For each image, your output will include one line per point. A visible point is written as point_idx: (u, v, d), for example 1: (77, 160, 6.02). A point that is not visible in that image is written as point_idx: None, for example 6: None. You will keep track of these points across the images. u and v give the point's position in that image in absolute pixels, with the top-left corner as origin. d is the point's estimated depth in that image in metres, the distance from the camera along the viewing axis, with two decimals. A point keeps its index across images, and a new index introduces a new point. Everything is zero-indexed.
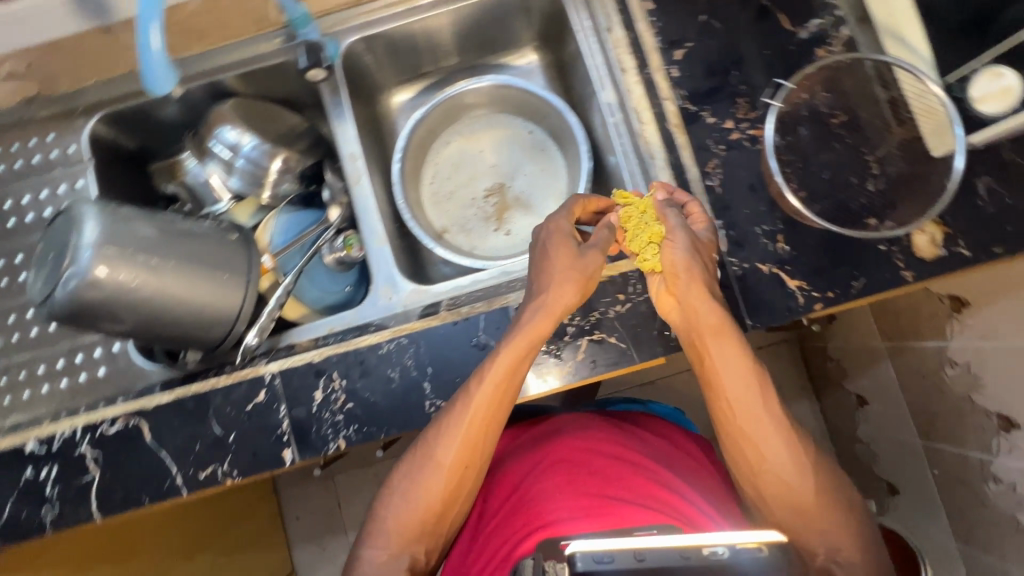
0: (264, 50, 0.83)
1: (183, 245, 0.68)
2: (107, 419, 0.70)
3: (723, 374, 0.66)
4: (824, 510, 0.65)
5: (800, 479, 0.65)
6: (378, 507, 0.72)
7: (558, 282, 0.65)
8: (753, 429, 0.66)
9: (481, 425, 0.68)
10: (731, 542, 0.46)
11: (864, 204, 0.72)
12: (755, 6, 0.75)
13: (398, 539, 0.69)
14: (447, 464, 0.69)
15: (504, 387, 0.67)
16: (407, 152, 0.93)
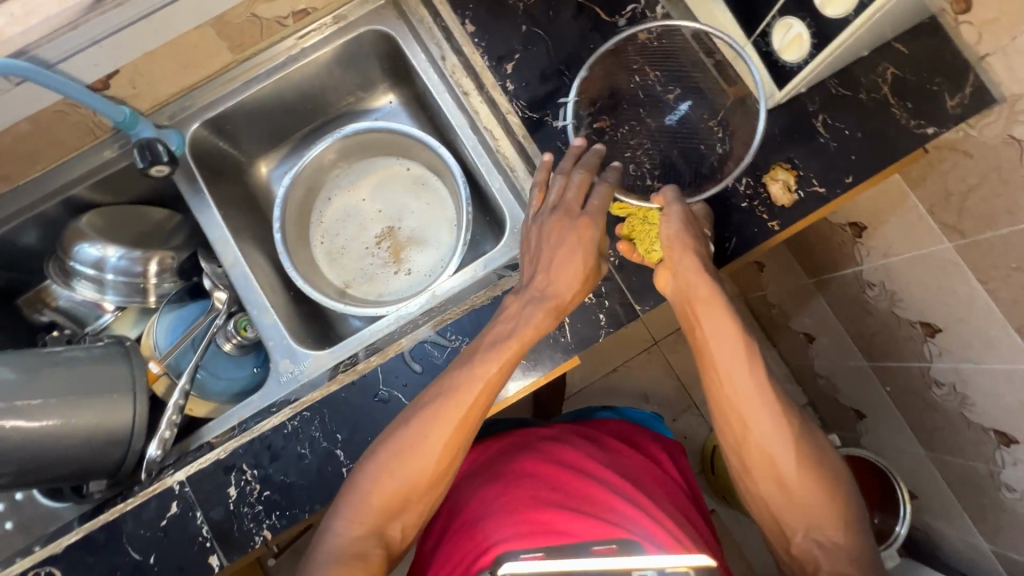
0: (109, 157, 0.81)
1: (51, 377, 0.65)
2: (17, 574, 0.67)
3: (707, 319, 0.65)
4: (811, 472, 0.64)
5: (788, 442, 0.64)
6: (342, 495, 0.63)
7: (554, 266, 0.65)
8: (743, 393, 0.65)
9: (468, 424, 0.64)
10: (662, 567, 0.55)
11: (719, 166, 0.74)
12: (570, 5, 0.77)
13: (372, 517, 0.62)
14: (436, 462, 0.63)
15: (491, 390, 0.64)
16: (286, 219, 0.91)
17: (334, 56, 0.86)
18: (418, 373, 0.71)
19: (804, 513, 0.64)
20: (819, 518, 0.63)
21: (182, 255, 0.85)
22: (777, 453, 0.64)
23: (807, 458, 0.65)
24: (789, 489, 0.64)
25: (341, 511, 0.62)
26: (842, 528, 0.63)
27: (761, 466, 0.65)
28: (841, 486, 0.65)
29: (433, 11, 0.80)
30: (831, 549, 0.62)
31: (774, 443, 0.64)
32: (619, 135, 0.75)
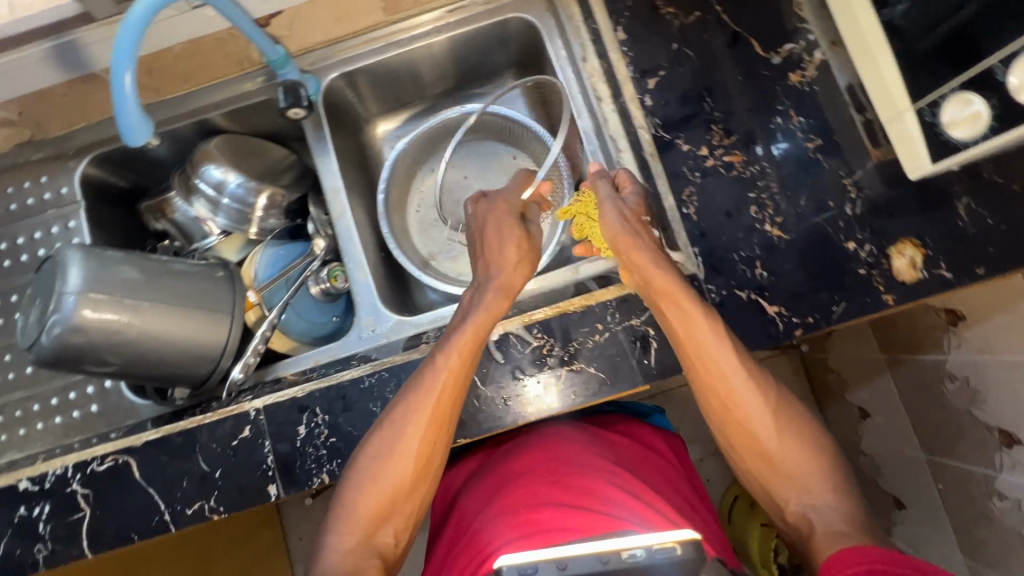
0: (248, 89, 0.85)
1: (168, 284, 0.69)
2: (97, 457, 0.72)
3: (692, 322, 0.64)
4: (791, 445, 0.67)
5: (764, 415, 0.67)
6: (337, 507, 0.68)
7: (508, 266, 0.71)
8: (722, 378, 0.67)
9: (448, 418, 0.67)
10: (651, 545, 0.58)
11: (844, 227, 0.71)
12: (726, 33, 0.75)
13: (365, 525, 0.67)
14: (415, 461, 0.67)
15: (467, 370, 0.67)
16: (392, 182, 0.94)
17: (474, 35, 0.87)
18: (499, 362, 0.71)
19: (792, 482, 0.66)
20: (807, 484, 0.66)
21: (292, 196, 0.89)
22: (753, 427, 0.67)
23: (783, 428, 0.68)
24: (773, 462, 0.67)
25: (337, 523, 0.67)
26: (831, 491, 0.65)
27: (751, 442, 0.68)
28: (825, 448, 0.68)
29: (586, 11, 0.80)
30: (823, 515, 0.63)
31: (749, 414, 0.67)
32: (746, 173, 0.73)
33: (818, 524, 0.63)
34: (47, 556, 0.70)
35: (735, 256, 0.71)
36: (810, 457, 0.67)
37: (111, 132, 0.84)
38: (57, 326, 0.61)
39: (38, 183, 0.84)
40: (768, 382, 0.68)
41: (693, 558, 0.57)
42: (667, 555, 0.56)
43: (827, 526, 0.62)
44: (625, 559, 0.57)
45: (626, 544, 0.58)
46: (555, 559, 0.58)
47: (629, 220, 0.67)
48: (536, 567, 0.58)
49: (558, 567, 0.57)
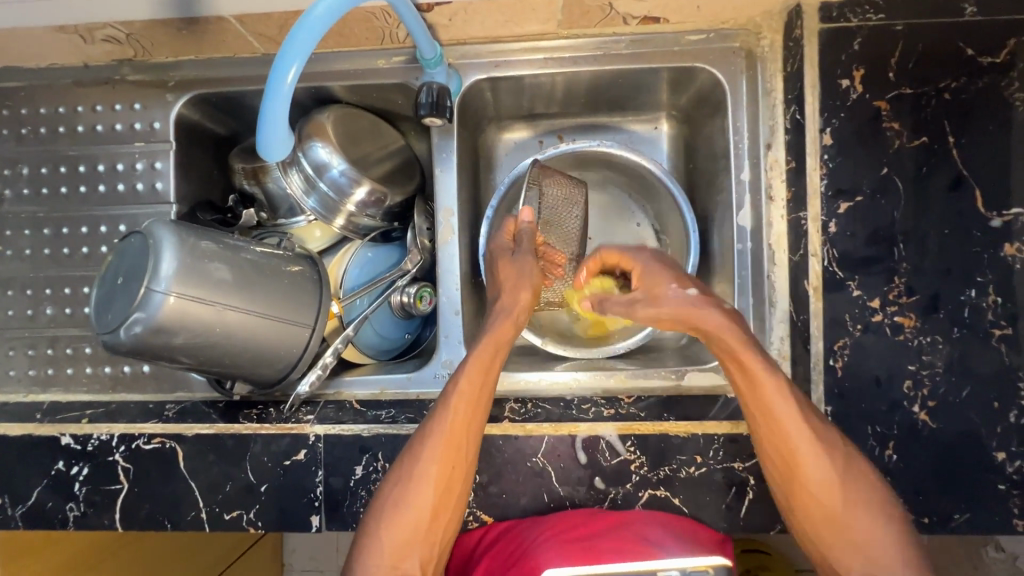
0: (382, 67, 0.74)
1: (255, 286, 0.62)
2: (145, 434, 0.68)
3: (766, 419, 0.56)
4: (854, 501, 0.55)
5: (827, 471, 0.55)
6: (361, 540, 0.60)
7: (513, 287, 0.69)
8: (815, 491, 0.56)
9: (465, 438, 0.61)
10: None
11: (1001, 434, 0.62)
12: (948, 172, 0.63)
13: (390, 552, 0.58)
14: (438, 486, 0.60)
15: (487, 386, 0.63)
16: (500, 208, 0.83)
17: (647, 73, 0.75)
18: (580, 463, 0.66)
19: (858, 550, 0.54)
20: (874, 555, 0.53)
21: (396, 197, 0.78)
22: (814, 485, 0.56)
23: (847, 487, 0.55)
24: (838, 525, 0.55)
25: (364, 553, 0.58)
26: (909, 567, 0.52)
27: (805, 501, 0.56)
28: (898, 521, 0.55)
29: (792, 92, 0.68)
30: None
31: (811, 470, 0.55)
32: (914, 342, 0.63)
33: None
34: (77, 518, 0.68)
35: (869, 429, 0.64)
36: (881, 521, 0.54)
37: (220, 75, 0.74)
38: (139, 323, 0.54)
39: (130, 108, 0.76)
40: (834, 440, 0.57)
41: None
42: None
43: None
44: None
45: None
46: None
47: (674, 287, 0.60)
48: None
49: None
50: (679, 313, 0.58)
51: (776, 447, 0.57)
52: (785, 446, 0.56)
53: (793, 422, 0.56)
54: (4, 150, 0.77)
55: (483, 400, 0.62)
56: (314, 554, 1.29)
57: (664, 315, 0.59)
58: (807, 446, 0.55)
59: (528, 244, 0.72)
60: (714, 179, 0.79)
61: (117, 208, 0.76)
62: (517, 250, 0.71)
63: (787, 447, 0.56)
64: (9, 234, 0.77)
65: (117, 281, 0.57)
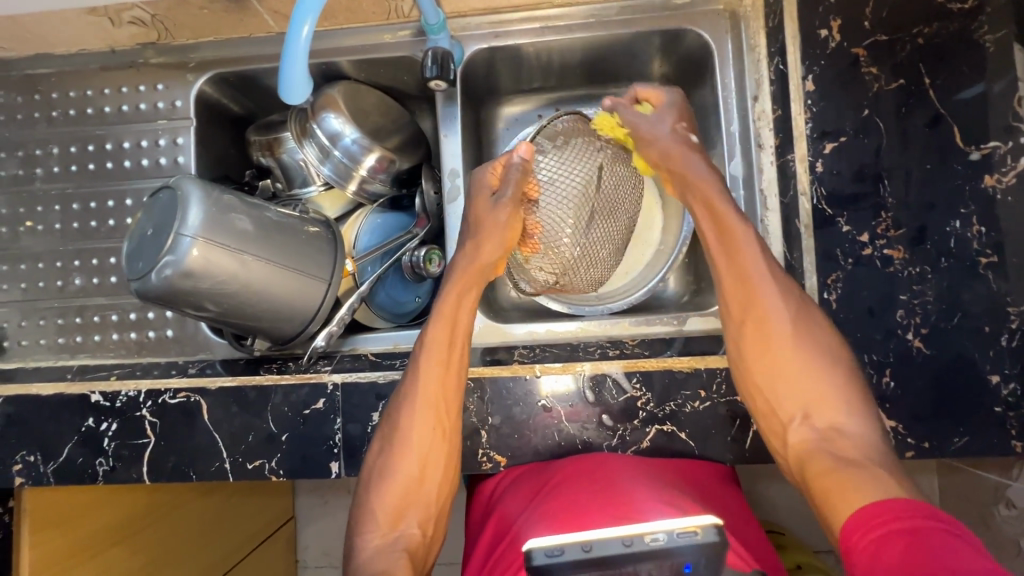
0: (388, 42, 0.79)
1: (276, 240, 0.66)
2: (170, 389, 0.71)
3: (721, 248, 0.64)
4: (823, 356, 0.60)
5: (783, 319, 0.61)
6: (359, 513, 0.63)
7: (483, 238, 0.68)
8: (773, 326, 0.61)
9: (442, 407, 0.63)
10: (671, 530, 0.44)
11: (992, 357, 0.64)
12: (926, 110, 0.66)
13: (385, 516, 0.61)
14: (419, 453, 0.62)
15: (457, 342, 0.66)
16: None
17: (636, 37, 0.79)
18: (588, 402, 0.68)
19: (803, 398, 0.60)
20: (824, 398, 0.59)
21: (405, 164, 0.82)
22: (773, 329, 0.61)
23: (807, 343, 0.61)
24: (789, 376, 0.60)
25: (363, 522, 0.62)
26: (852, 416, 0.57)
27: (767, 349, 0.61)
28: (848, 369, 0.60)
29: (775, 45, 0.73)
30: (849, 439, 0.56)
31: (772, 318, 0.61)
32: (904, 273, 0.66)
33: (824, 454, 0.56)
34: (105, 472, 0.71)
35: (865, 358, 0.66)
36: (830, 373, 0.59)
37: (237, 54, 0.79)
38: (169, 267, 0.58)
39: (152, 89, 0.81)
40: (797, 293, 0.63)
41: (712, 544, 0.43)
42: (690, 540, 0.43)
43: (858, 448, 0.55)
44: (645, 542, 0.43)
45: (648, 526, 0.45)
46: (581, 539, 0.44)
47: (679, 132, 0.68)
48: (563, 550, 0.44)
49: (583, 548, 0.44)
50: (697, 187, 0.65)
51: (735, 285, 0.63)
52: (745, 291, 0.63)
53: (759, 273, 0.62)
54: (35, 132, 0.82)
55: (456, 358, 0.65)
56: (327, 548, 1.29)
57: (669, 164, 0.67)
58: (770, 283, 0.62)
59: (513, 187, 0.67)
60: (706, 140, 0.83)
61: (142, 182, 0.81)
62: (501, 193, 0.67)
63: (749, 290, 0.63)
64: (40, 210, 0.82)
65: (147, 232, 0.60)
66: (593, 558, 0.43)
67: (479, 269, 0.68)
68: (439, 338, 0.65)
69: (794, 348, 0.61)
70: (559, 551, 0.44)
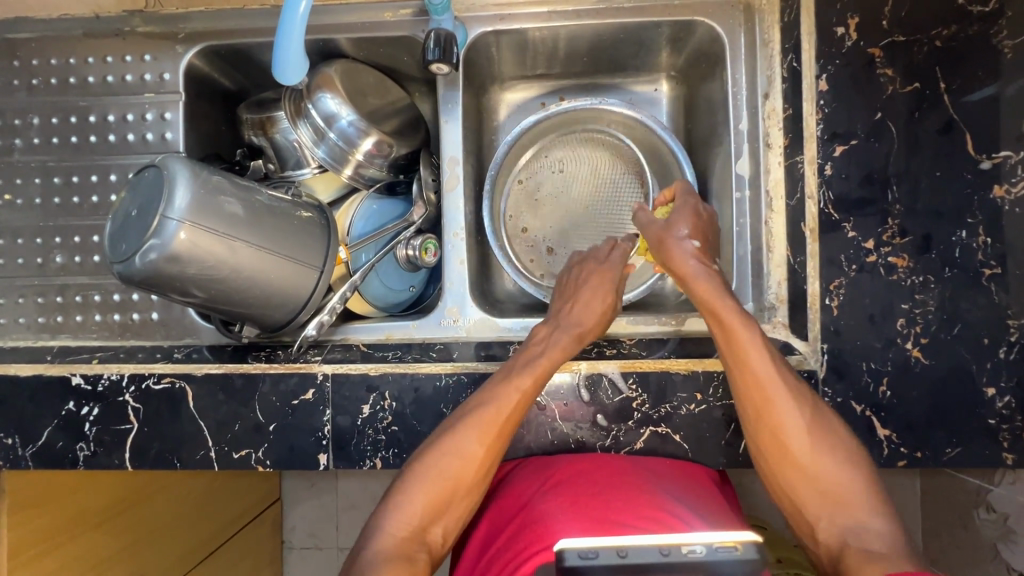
0: (389, 20, 0.76)
1: (267, 225, 0.63)
2: (155, 374, 0.69)
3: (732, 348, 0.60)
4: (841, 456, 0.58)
5: (801, 421, 0.59)
6: (386, 504, 0.59)
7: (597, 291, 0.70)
8: (787, 415, 0.59)
9: (507, 429, 0.61)
10: (710, 543, 0.45)
11: (989, 369, 0.64)
12: (940, 116, 0.65)
13: (416, 515, 0.58)
14: (473, 465, 0.60)
15: (546, 372, 0.64)
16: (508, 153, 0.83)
17: (645, 27, 0.77)
18: (583, 401, 0.67)
19: (830, 500, 0.57)
20: (847, 501, 0.56)
21: (402, 150, 0.80)
22: (792, 436, 0.59)
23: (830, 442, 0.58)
24: (810, 475, 0.58)
25: (387, 511, 0.59)
26: (875, 512, 0.55)
27: (790, 454, 0.59)
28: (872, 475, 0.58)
29: (789, 42, 0.70)
30: (870, 534, 0.54)
31: (786, 424, 0.59)
32: (907, 281, 0.65)
33: (854, 546, 0.53)
34: (87, 457, 0.69)
35: (863, 366, 0.66)
36: (853, 474, 0.57)
37: (228, 26, 0.75)
38: (153, 251, 0.55)
39: (139, 60, 0.77)
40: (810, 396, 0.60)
41: (753, 559, 0.43)
42: (730, 555, 0.43)
43: (876, 544, 0.52)
44: (683, 554, 0.43)
45: (684, 539, 0.46)
46: (616, 545, 0.44)
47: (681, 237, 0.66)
48: (598, 554, 0.44)
49: (617, 554, 0.44)
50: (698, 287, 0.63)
51: (749, 388, 0.60)
52: (761, 390, 0.59)
53: (772, 371, 0.60)
54: (14, 101, 0.78)
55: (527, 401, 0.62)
56: (314, 530, 1.29)
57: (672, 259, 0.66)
58: (787, 382, 0.60)
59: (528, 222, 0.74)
60: (713, 136, 0.82)
61: (127, 158, 0.78)
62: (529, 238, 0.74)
63: (767, 390, 0.60)
64: (20, 183, 0.78)
65: (130, 212, 0.58)
66: (628, 564, 0.43)
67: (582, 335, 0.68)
68: (527, 379, 0.63)
69: (813, 449, 0.58)
70: (593, 554, 0.44)
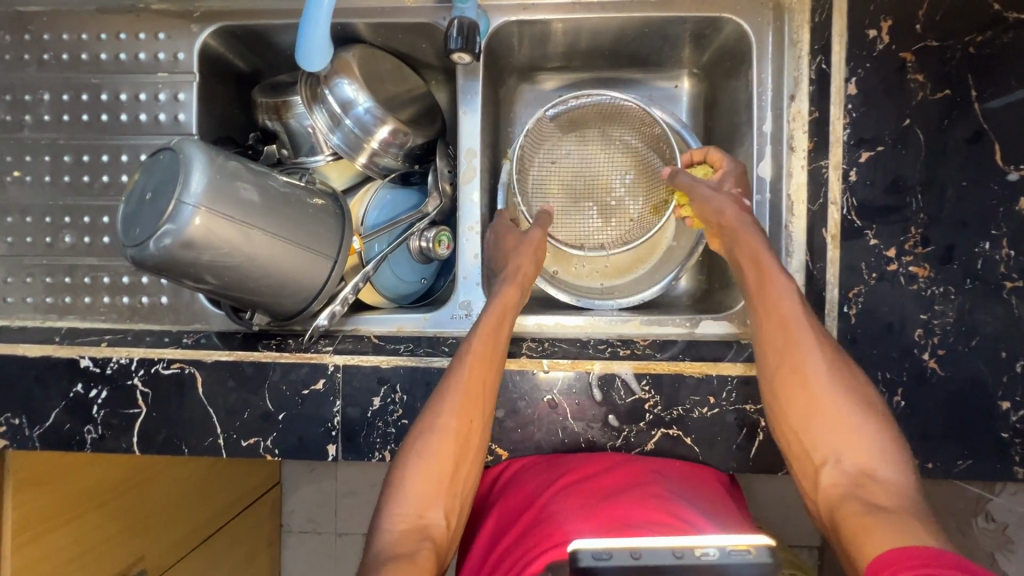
0: (410, 6, 0.74)
1: (280, 211, 0.62)
2: (164, 359, 0.69)
3: (765, 298, 0.62)
4: (841, 399, 0.56)
5: (822, 367, 0.57)
6: (384, 503, 0.57)
7: (517, 253, 0.73)
8: (806, 353, 0.58)
9: (483, 398, 0.61)
10: (723, 545, 0.42)
11: (1004, 382, 0.64)
12: (969, 125, 0.64)
13: (416, 502, 0.56)
14: (457, 440, 0.59)
15: (501, 335, 0.64)
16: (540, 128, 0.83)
17: (671, 22, 0.75)
18: (595, 401, 0.67)
19: (838, 445, 0.55)
20: (856, 445, 0.54)
21: (418, 139, 0.78)
22: (815, 383, 0.57)
23: (842, 391, 0.56)
24: (823, 421, 0.56)
25: (388, 508, 0.56)
26: (887, 459, 0.53)
27: (802, 393, 0.57)
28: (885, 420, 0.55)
29: (819, 42, 0.69)
30: (884, 486, 0.51)
31: (808, 368, 0.58)
32: (927, 291, 0.65)
33: (855, 498, 0.51)
34: (94, 440, 0.68)
35: (878, 375, 0.65)
36: (866, 425, 0.55)
37: (246, 6, 0.74)
38: (167, 236, 0.55)
39: (153, 38, 0.75)
40: (837, 348, 0.59)
41: (765, 564, 0.40)
42: (743, 558, 0.40)
43: (891, 495, 0.50)
44: (697, 557, 0.41)
45: (697, 540, 0.42)
46: (629, 546, 0.42)
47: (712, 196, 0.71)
48: (611, 555, 0.41)
49: (631, 556, 0.41)
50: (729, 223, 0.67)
51: (774, 327, 0.60)
52: (785, 331, 0.60)
53: (795, 314, 0.60)
54: (24, 76, 0.77)
55: (498, 353, 0.63)
56: (313, 514, 1.29)
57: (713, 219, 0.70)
58: (810, 334, 0.59)
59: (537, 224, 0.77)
60: (733, 136, 0.80)
61: (138, 138, 0.76)
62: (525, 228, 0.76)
63: (788, 335, 0.59)
64: (29, 160, 0.77)
65: (145, 195, 0.57)
66: (642, 566, 0.40)
67: (522, 281, 0.70)
68: (482, 343, 0.62)
69: (834, 393, 0.56)
70: (607, 556, 0.41)
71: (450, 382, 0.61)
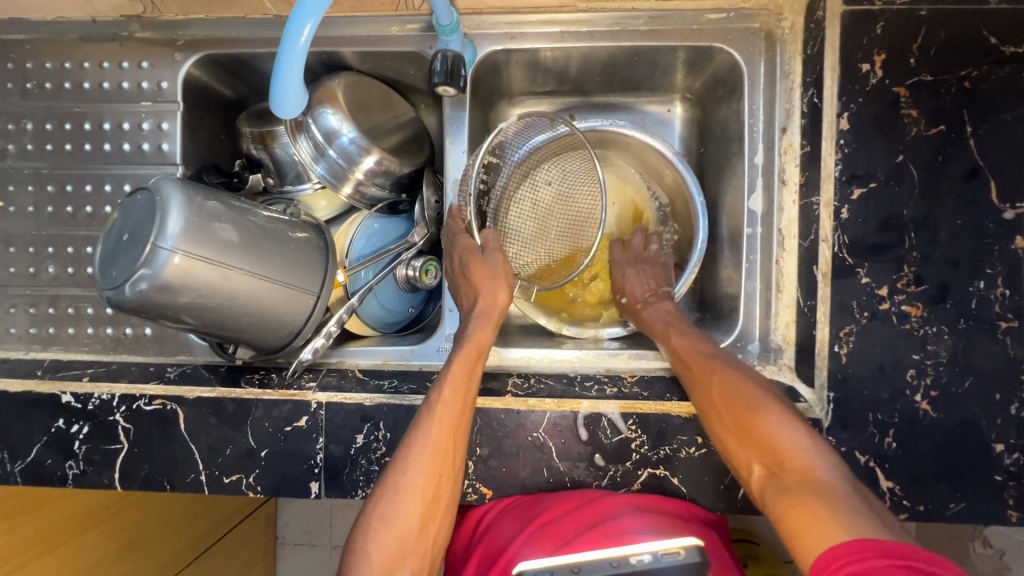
0: (396, 35, 0.73)
1: (260, 249, 0.62)
2: (146, 395, 0.68)
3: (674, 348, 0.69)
4: (756, 399, 0.58)
5: (730, 385, 0.60)
6: (351, 561, 0.56)
7: (490, 287, 0.69)
8: (712, 381, 0.62)
9: (453, 449, 0.59)
10: (655, 550, 0.50)
11: (998, 425, 0.62)
12: (963, 162, 0.62)
13: (381, 567, 0.54)
14: (426, 495, 0.58)
15: (474, 381, 0.63)
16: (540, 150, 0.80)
17: (661, 50, 0.74)
18: (581, 440, 0.66)
19: (758, 446, 0.54)
20: (768, 442, 0.54)
21: (405, 168, 0.77)
22: (721, 397, 0.60)
23: (751, 391, 0.58)
24: (737, 426, 0.57)
25: (353, 570, 0.55)
26: (813, 453, 0.51)
27: (714, 414, 0.60)
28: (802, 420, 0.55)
29: (811, 75, 0.67)
30: (805, 474, 0.50)
31: (713, 388, 0.61)
32: (920, 331, 0.63)
33: (780, 490, 0.50)
34: (75, 476, 0.68)
35: (869, 416, 0.64)
36: (782, 424, 0.54)
37: (230, 36, 0.73)
38: (144, 280, 0.54)
39: (136, 68, 0.74)
40: (747, 370, 0.62)
41: (694, 563, 0.49)
42: (672, 559, 0.49)
43: (815, 481, 0.49)
44: (630, 563, 0.49)
45: (632, 547, 0.51)
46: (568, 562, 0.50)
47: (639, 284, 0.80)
48: None
49: (571, 569, 0.49)
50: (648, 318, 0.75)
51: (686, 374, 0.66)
52: (693, 372, 0.65)
53: (702, 354, 0.66)
54: (7, 105, 0.76)
55: (469, 397, 0.62)
56: (307, 530, 1.29)
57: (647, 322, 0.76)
58: (719, 365, 0.63)
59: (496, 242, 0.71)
60: (725, 164, 0.79)
61: (122, 168, 0.76)
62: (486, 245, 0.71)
63: (697, 373, 0.64)
64: (12, 190, 0.76)
65: (122, 237, 0.56)
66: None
67: (495, 318, 0.68)
68: (453, 393, 0.61)
69: (738, 403, 0.58)
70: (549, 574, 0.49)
71: (419, 432, 0.59)
